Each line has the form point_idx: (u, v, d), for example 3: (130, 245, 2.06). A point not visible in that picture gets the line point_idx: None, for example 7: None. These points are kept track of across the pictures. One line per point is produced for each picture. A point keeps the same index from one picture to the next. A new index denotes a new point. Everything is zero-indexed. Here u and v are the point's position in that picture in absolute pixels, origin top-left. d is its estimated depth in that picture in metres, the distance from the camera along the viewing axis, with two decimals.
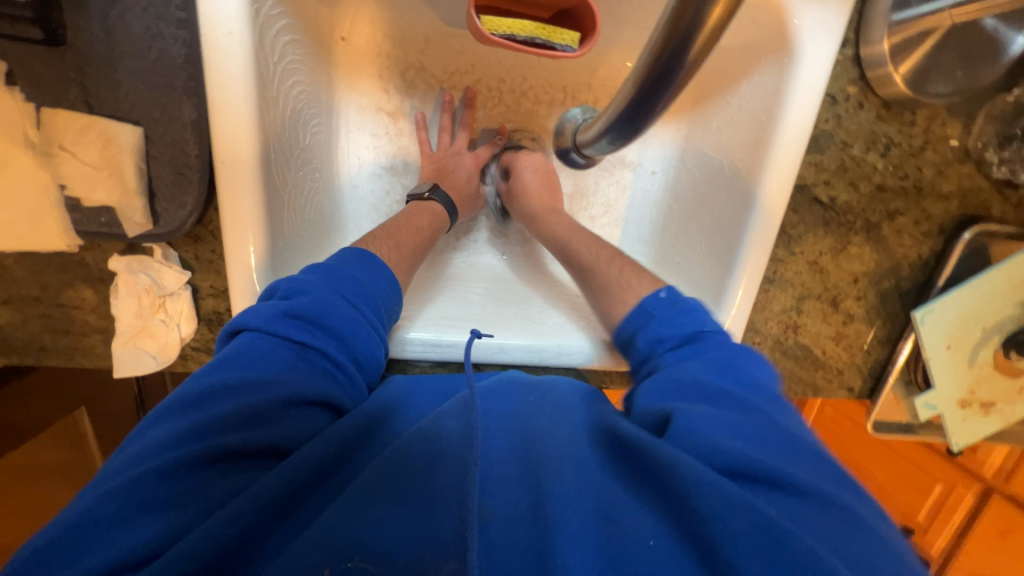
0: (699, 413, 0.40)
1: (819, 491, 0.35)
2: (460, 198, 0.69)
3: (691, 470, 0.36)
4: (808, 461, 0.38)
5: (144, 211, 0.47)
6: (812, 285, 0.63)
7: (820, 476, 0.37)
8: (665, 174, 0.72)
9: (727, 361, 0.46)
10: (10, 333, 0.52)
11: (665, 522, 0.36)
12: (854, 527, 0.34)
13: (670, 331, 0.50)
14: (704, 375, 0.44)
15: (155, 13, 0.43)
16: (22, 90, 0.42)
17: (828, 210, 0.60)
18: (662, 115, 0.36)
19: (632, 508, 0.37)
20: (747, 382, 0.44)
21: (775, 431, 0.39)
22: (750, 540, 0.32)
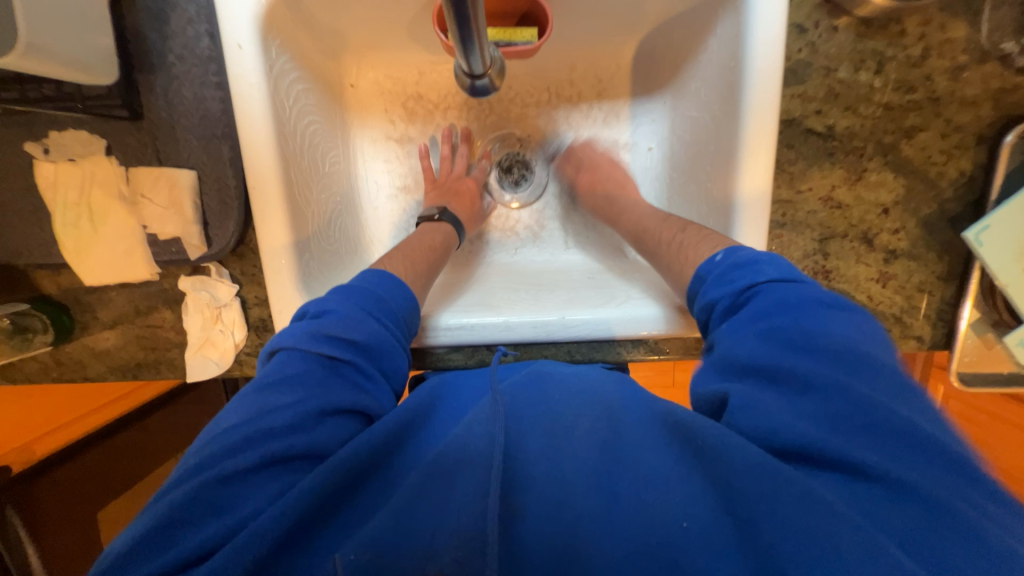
0: (754, 398, 0.38)
1: (904, 479, 0.32)
2: (467, 215, 0.75)
3: (742, 451, 0.35)
4: (900, 445, 0.34)
5: (199, 235, 0.58)
6: (834, 224, 0.58)
7: (899, 446, 0.34)
8: (661, 149, 0.74)
9: (796, 325, 0.41)
10: (116, 353, 0.65)
11: (712, 516, 0.34)
12: (944, 527, 0.31)
13: (723, 289, 0.48)
14: (762, 347, 0.41)
15: (199, 82, 0.55)
16: (117, 157, 0.57)
17: (829, 140, 0.56)
18: (480, 5, 0.35)
19: (662, 494, 0.36)
20: (814, 343, 0.39)
21: (852, 402, 0.36)
22: (791, 529, 0.32)
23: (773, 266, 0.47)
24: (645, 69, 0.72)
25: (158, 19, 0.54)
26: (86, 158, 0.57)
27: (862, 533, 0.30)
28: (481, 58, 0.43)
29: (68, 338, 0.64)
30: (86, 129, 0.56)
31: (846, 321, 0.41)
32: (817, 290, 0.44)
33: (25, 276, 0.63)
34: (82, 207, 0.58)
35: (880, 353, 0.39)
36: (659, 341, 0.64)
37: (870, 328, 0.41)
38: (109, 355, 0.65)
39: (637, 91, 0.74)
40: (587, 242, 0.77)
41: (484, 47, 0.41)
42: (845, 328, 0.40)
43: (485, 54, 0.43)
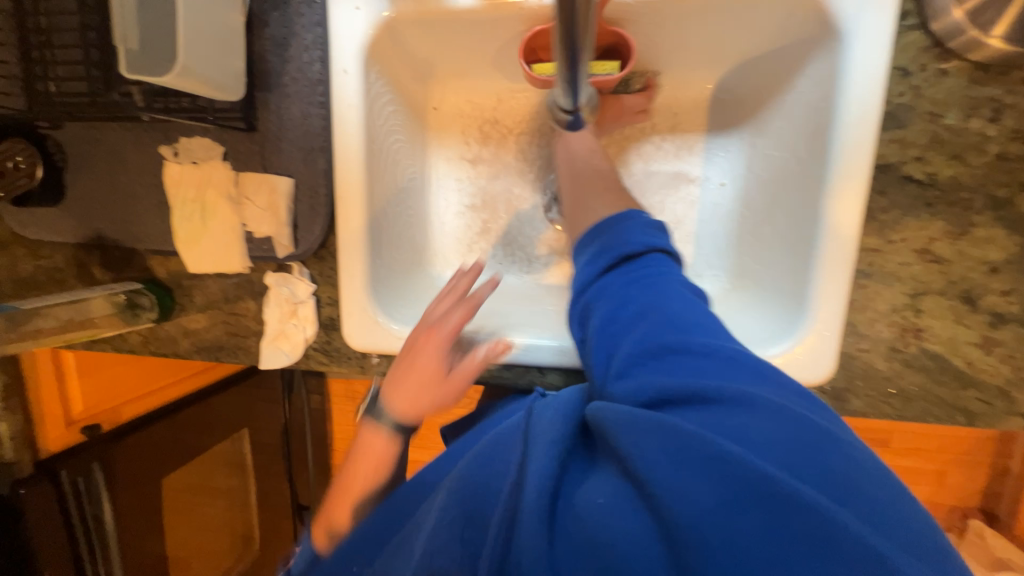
0: (649, 356, 0.41)
1: (792, 420, 0.34)
2: (424, 382, 0.59)
3: (635, 421, 0.36)
4: (763, 381, 0.38)
5: (289, 236, 0.64)
6: (929, 279, 0.53)
7: (750, 385, 0.38)
8: (735, 186, 0.71)
9: (634, 292, 0.47)
10: (204, 335, 0.72)
11: (625, 508, 0.34)
12: (839, 466, 0.32)
13: (592, 264, 0.52)
14: (618, 308, 0.46)
15: (306, 100, 0.62)
16: (231, 162, 0.64)
17: (929, 189, 0.52)
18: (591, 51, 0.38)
19: (600, 513, 0.34)
20: (626, 307, 0.46)
21: (724, 351, 0.40)
22: (709, 496, 0.31)
23: (636, 236, 0.51)
24: (725, 104, 0.71)
25: (279, 44, 0.61)
26: (205, 162, 0.64)
27: (776, 490, 0.29)
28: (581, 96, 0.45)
29: (167, 316, 0.72)
30: (209, 137, 0.64)
31: (671, 285, 0.46)
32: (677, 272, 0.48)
33: (141, 259, 0.72)
34: (196, 203, 0.65)
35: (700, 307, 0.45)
36: None
37: (692, 285, 0.48)
38: (198, 336, 0.72)
39: (714, 124, 0.72)
40: None
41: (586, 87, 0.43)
42: (681, 297, 0.45)
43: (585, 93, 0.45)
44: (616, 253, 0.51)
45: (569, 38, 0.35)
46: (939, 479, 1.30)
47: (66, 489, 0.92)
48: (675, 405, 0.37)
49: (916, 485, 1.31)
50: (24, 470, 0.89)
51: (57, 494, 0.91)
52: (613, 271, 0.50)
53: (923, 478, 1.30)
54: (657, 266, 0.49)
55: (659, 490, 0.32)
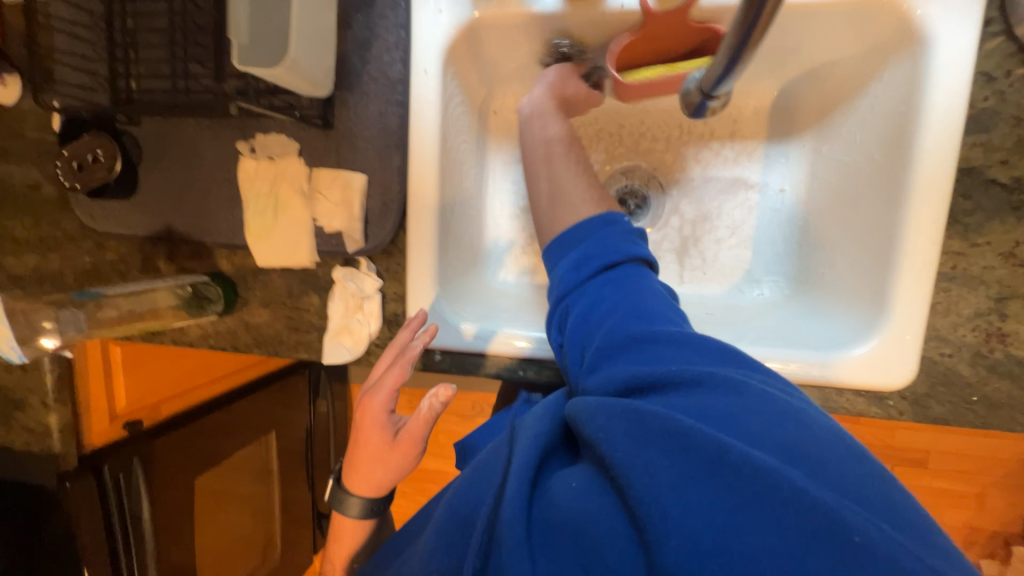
0: (622, 357, 0.43)
1: (756, 407, 0.36)
2: (375, 459, 0.63)
3: (602, 427, 0.37)
4: (725, 370, 0.40)
5: (360, 231, 0.65)
6: (1015, 282, 0.53)
7: (724, 372, 0.39)
8: (795, 191, 0.72)
9: (604, 294, 0.49)
10: (265, 329, 0.72)
11: (606, 511, 0.36)
12: (811, 446, 0.34)
13: (567, 270, 0.52)
14: (594, 312, 0.48)
15: (385, 99, 0.63)
16: (306, 158, 0.66)
17: (1014, 193, 0.52)
18: (758, 47, 0.37)
19: (584, 515, 0.36)
20: (596, 309, 0.48)
21: (688, 345, 0.42)
22: (682, 491, 0.32)
23: (617, 243, 0.51)
24: (787, 111, 0.72)
25: (362, 45, 0.63)
26: (281, 157, 0.66)
27: (747, 480, 0.31)
28: (724, 88, 0.44)
29: (230, 310, 0.73)
30: (286, 133, 0.66)
31: (640, 286, 0.48)
32: (645, 273, 0.50)
33: (207, 252, 0.73)
34: (270, 198, 0.67)
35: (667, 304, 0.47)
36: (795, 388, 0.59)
37: (664, 286, 0.50)
38: (259, 330, 0.73)
39: (775, 132, 0.73)
40: (704, 279, 0.74)
41: (734, 81, 0.42)
42: (654, 299, 0.47)
43: (728, 87, 0.44)
44: (585, 259, 0.51)
45: (739, 45, 0.37)
46: (979, 502, 1.25)
47: (107, 484, 0.92)
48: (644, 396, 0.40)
49: (955, 509, 1.26)
50: (68, 465, 0.90)
51: (98, 490, 0.92)
52: (597, 275, 0.50)
53: (962, 502, 1.25)
54: (635, 270, 0.50)
55: (631, 478, 0.34)
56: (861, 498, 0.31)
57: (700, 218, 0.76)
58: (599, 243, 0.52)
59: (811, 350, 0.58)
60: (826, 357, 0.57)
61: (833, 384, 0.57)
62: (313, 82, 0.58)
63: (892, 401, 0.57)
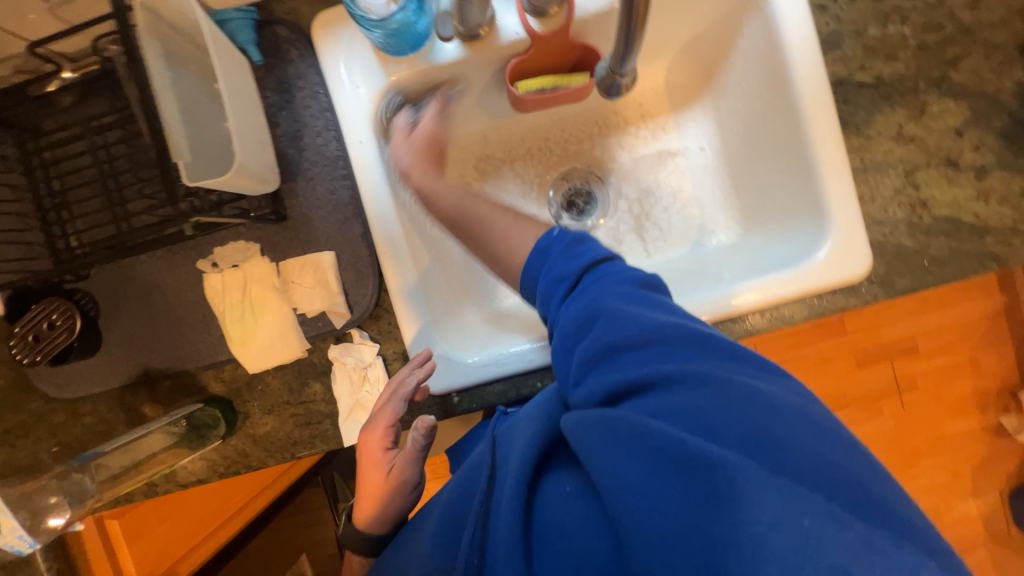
0: (602, 369, 0.42)
1: (733, 399, 0.38)
2: (368, 481, 0.63)
3: (582, 443, 0.41)
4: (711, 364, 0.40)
5: (344, 304, 0.66)
6: (914, 156, 0.62)
7: (717, 365, 0.40)
8: (713, 146, 0.80)
9: (588, 297, 0.45)
10: (274, 435, 0.70)
11: (588, 509, 0.42)
12: (782, 432, 0.37)
13: (548, 279, 0.49)
14: (578, 315, 0.45)
15: (330, 178, 0.67)
16: (270, 255, 0.67)
17: (881, 87, 0.62)
18: (644, 23, 0.45)
19: (564, 516, 0.42)
20: (579, 313, 0.45)
21: (670, 345, 0.41)
22: (651, 501, 0.36)
23: (588, 250, 0.49)
24: (678, 83, 0.81)
25: (294, 138, 0.67)
26: (245, 263, 0.67)
27: (706, 479, 0.35)
28: (626, 63, 0.53)
29: (233, 429, 0.70)
30: (243, 238, 0.67)
31: (627, 286, 0.45)
32: (625, 270, 0.47)
33: (193, 380, 0.70)
34: (244, 303, 0.67)
35: (653, 297, 0.45)
36: (782, 306, 0.64)
37: (643, 280, 0.46)
38: (268, 438, 0.70)
39: (676, 103, 0.82)
40: (666, 244, 0.80)
41: (637, 54, 0.50)
42: (642, 295, 0.44)
43: (631, 62, 0.53)
44: (569, 267, 0.48)
45: (627, 33, 0.46)
46: (974, 366, 1.34)
47: None
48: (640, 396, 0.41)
49: (958, 380, 1.34)
50: None
51: None
52: (571, 288, 0.47)
53: (960, 371, 1.34)
54: (613, 272, 0.46)
55: (616, 495, 0.38)
56: (827, 486, 0.35)
57: (642, 194, 0.83)
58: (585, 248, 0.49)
59: (783, 268, 0.64)
60: (798, 270, 0.62)
61: (814, 290, 0.62)
62: (261, 177, 0.61)
63: (864, 289, 0.63)
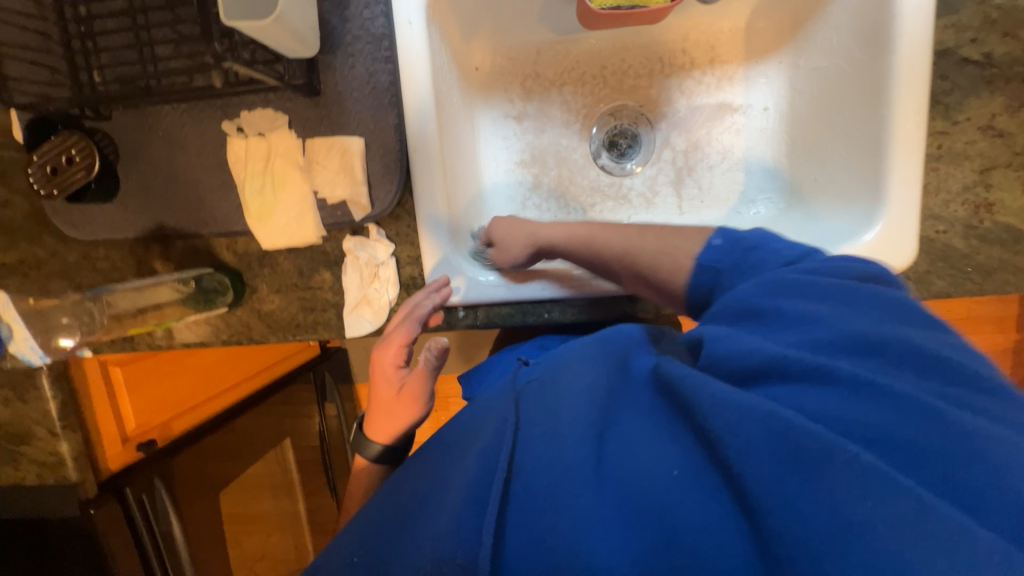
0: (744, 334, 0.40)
1: (917, 406, 0.33)
2: (383, 394, 0.66)
3: (714, 400, 0.35)
4: (881, 365, 0.36)
5: (366, 196, 0.64)
6: (997, 152, 0.57)
7: (890, 373, 0.35)
8: (779, 108, 0.74)
9: (771, 279, 0.44)
10: (279, 314, 0.71)
11: (696, 484, 0.35)
12: (973, 465, 0.31)
13: (728, 260, 0.50)
14: (750, 291, 0.44)
15: (372, 58, 0.62)
16: (297, 130, 0.64)
17: (986, 67, 0.56)
18: None
19: (671, 491, 0.36)
20: (745, 289, 0.45)
21: (846, 334, 0.38)
22: (798, 495, 0.31)
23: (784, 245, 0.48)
24: (761, 29, 0.74)
25: (340, 5, 0.62)
26: (271, 133, 0.64)
27: (874, 481, 0.30)
28: None
29: (240, 301, 0.71)
30: (271, 107, 0.64)
31: (809, 277, 0.43)
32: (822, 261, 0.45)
33: (205, 245, 0.70)
34: (265, 176, 0.65)
35: (853, 285, 0.41)
36: None
37: (844, 270, 0.43)
38: (273, 316, 0.71)
39: (752, 53, 0.75)
40: (701, 206, 0.77)
41: None
42: (818, 279, 0.42)
43: None
44: (750, 248, 0.49)
45: None
46: None
47: (131, 507, 0.89)
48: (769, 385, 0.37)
49: None
50: (88, 493, 0.83)
51: (122, 514, 0.87)
52: (749, 268, 0.48)
53: None
54: (800, 262, 0.46)
55: (749, 480, 0.32)
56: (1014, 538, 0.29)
57: (690, 147, 0.78)
58: (778, 245, 0.48)
59: (819, 247, 0.61)
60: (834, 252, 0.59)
61: None
62: (301, 38, 0.57)
63: (898, 284, 0.61)
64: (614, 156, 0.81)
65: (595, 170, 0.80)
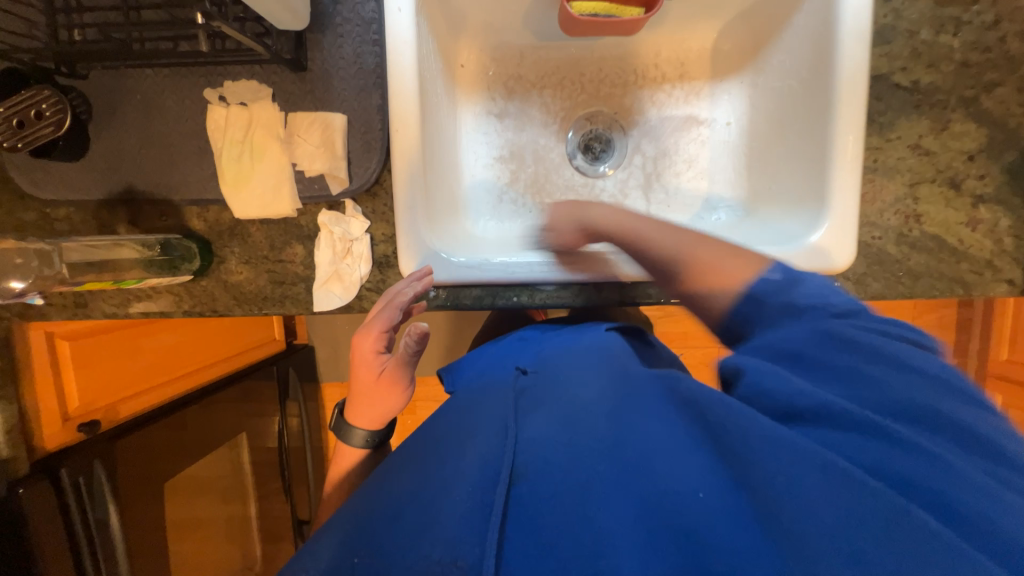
0: (781, 377, 0.40)
1: (965, 469, 0.33)
2: (363, 382, 0.66)
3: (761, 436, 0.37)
4: (936, 430, 0.36)
5: (345, 170, 0.66)
6: (924, 168, 0.64)
7: (943, 438, 0.35)
8: (740, 123, 0.80)
9: (841, 328, 0.42)
10: (247, 286, 0.70)
11: (738, 529, 0.35)
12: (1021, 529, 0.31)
13: (776, 297, 0.46)
14: (801, 336, 0.42)
15: (360, 40, 0.65)
16: (280, 103, 0.65)
17: (914, 93, 0.63)
18: None
19: (713, 532, 0.35)
20: (797, 336, 0.43)
21: (897, 396, 0.37)
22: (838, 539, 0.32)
23: (826, 286, 0.46)
24: (725, 51, 0.81)
25: None
26: (254, 104, 0.65)
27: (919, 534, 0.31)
28: None
29: (206, 271, 0.69)
30: (256, 79, 0.65)
31: (869, 336, 0.41)
32: (878, 317, 0.44)
33: (174, 211, 0.69)
34: (244, 144, 0.65)
35: (907, 348, 0.40)
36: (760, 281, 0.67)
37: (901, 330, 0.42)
38: (240, 288, 0.70)
39: (717, 72, 0.81)
40: (667, 208, 0.81)
41: None
42: (879, 338, 0.41)
43: None
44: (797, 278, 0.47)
45: None
46: None
47: (66, 489, 0.82)
48: (805, 425, 0.38)
49: None
50: (19, 470, 0.78)
51: (54, 493, 0.81)
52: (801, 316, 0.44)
53: None
54: (886, 314, 0.44)
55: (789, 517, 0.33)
56: None
57: (660, 154, 0.83)
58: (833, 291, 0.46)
59: (768, 246, 0.66)
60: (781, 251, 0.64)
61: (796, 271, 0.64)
62: (290, 11, 0.59)
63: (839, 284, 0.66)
64: (588, 158, 0.85)
65: (569, 169, 0.84)
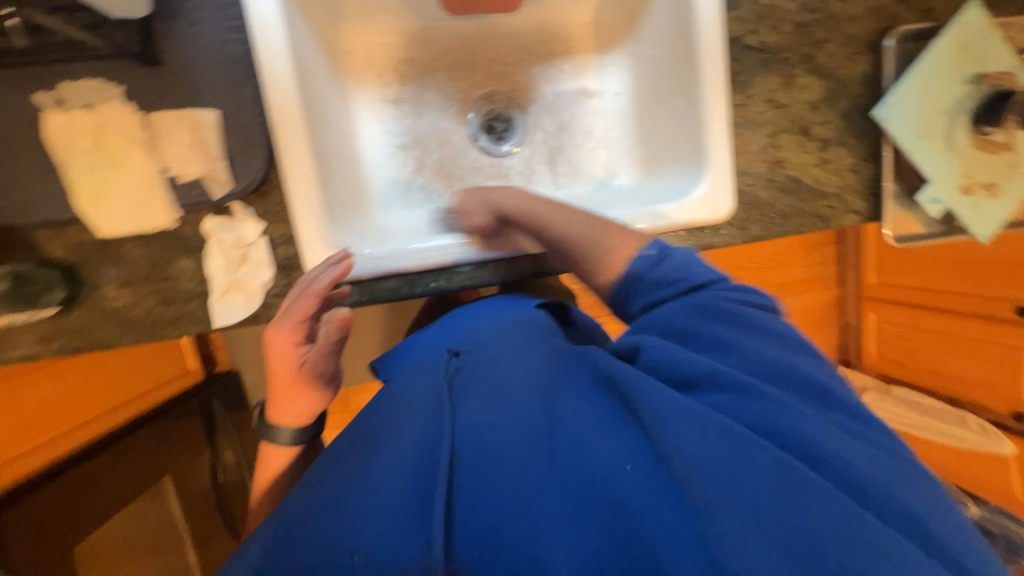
0: (665, 348, 0.46)
1: (806, 407, 0.41)
2: (284, 376, 0.63)
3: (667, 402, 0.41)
4: (786, 380, 0.44)
5: (226, 171, 0.61)
6: (780, 120, 0.72)
7: (787, 389, 0.43)
8: (626, 93, 0.85)
9: (704, 303, 0.49)
10: (130, 311, 0.63)
11: (647, 477, 0.38)
12: (843, 446, 0.39)
13: (650, 270, 0.53)
14: (674, 312, 0.49)
15: (220, 27, 0.60)
16: (136, 102, 0.59)
17: (763, 53, 0.71)
18: None
19: (624, 487, 0.38)
20: (666, 311, 0.50)
21: (751, 358, 0.45)
22: (723, 474, 0.36)
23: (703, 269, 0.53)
24: (605, 23, 0.84)
25: None
26: (102, 105, 0.57)
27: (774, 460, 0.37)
28: None
29: (77, 298, 0.62)
30: (101, 76, 0.58)
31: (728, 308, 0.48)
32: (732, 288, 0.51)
33: (22, 237, 0.60)
34: (98, 152, 0.58)
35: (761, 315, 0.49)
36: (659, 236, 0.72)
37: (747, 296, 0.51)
38: (122, 314, 0.63)
39: (600, 44, 0.85)
40: (573, 179, 0.84)
41: None
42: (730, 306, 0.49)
43: None
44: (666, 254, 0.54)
45: None
46: None
47: None
48: (696, 388, 0.44)
49: None
50: None
51: None
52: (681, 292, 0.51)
53: None
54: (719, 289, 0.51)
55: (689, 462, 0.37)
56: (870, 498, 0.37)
57: (560, 127, 0.86)
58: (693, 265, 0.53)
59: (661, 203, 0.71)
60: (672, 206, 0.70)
61: (687, 224, 0.70)
62: None
63: (725, 230, 0.73)
64: (492, 138, 0.85)
65: (475, 150, 0.84)
